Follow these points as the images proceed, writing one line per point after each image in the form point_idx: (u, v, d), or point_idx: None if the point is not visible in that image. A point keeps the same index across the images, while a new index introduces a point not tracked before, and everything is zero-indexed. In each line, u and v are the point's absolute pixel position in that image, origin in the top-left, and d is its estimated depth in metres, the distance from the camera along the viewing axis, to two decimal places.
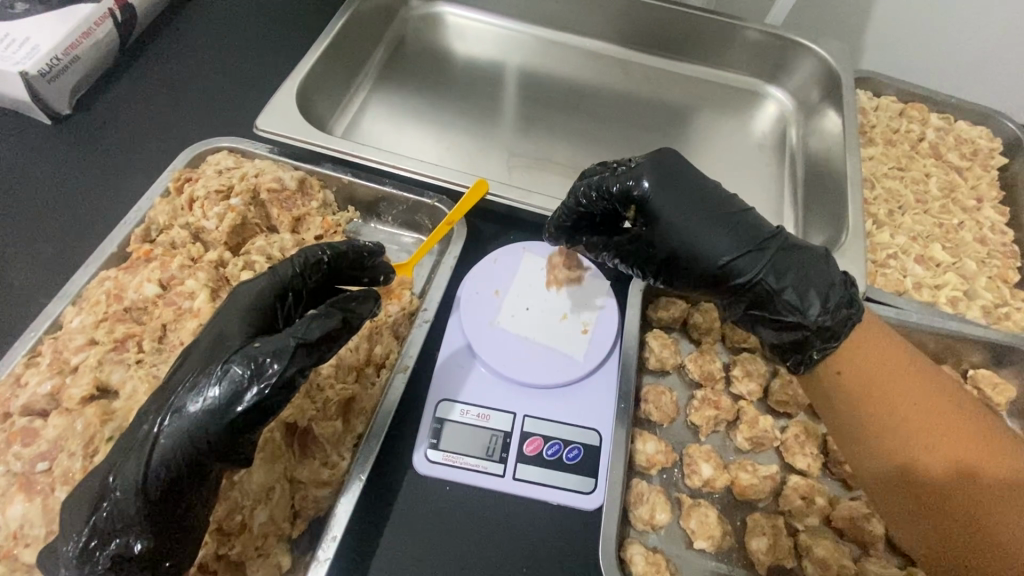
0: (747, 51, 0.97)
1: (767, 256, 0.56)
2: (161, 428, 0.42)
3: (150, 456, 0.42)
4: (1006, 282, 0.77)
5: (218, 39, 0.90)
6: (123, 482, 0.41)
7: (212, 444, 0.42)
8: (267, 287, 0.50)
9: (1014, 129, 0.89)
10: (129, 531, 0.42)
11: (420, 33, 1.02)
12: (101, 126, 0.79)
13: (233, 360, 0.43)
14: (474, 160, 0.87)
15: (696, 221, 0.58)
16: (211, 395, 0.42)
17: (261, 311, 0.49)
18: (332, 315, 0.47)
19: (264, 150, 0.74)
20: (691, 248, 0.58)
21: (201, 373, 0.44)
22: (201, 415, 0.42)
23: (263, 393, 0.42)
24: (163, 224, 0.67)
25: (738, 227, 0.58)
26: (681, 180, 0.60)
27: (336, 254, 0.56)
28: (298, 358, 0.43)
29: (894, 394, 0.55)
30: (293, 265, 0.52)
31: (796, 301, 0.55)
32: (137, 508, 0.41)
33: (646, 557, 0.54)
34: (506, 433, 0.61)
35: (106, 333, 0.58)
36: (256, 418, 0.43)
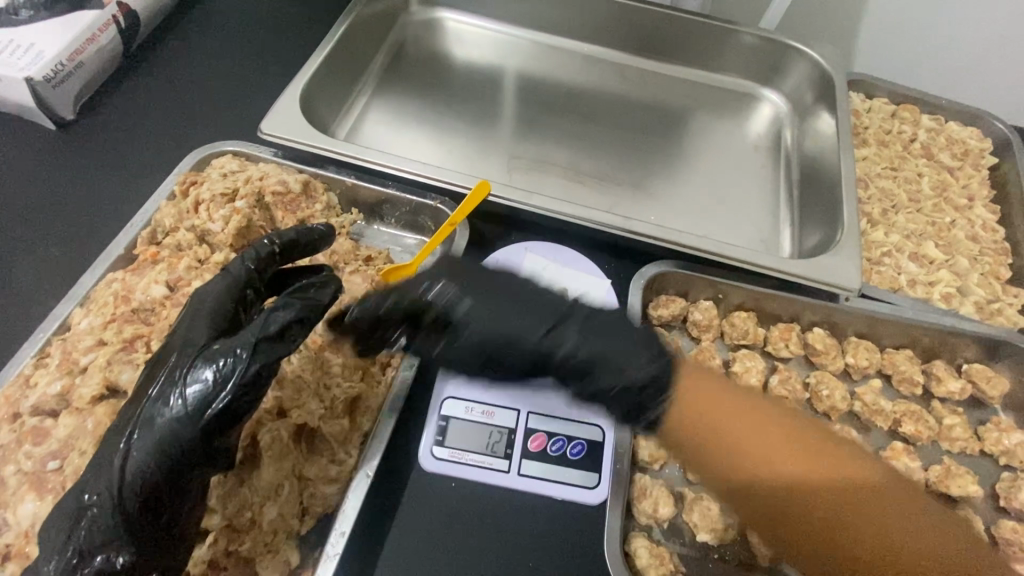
0: (742, 55, 0.99)
1: (575, 324, 0.56)
2: (132, 442, 0.43)
3: (124, 470, 0.43)
4: (998, 278, 0.78)
5: (220, 43, 0.91)
6: (100, 497, 0.42)
7: (185, 450, 0.43)
8: (227, 290, 0.52)
9: (1004, 128, 0.91)
10: (110, 546, 0.43)
11: (419, 38, 1.04)
12: (105, 130, 0.80)
13: (196, 365, 0.45)
14: (475, 163, 0.88)
15: (498, 309, 0.57)
16: (183, 400, 0.43)
17: (223, 314, 0.51)
18: (291, 306, 0.47)
19: (269, 154, 0.75)
20: (503, 337, 0.56)
21: (162, 386, 0.45)
22: (173, 424, 0.43)
23: (231, 395, 0.43)
24: (169, 226, 0.68)
25: (537, 303, 0.58)
26: (483, 276, 0.59)
27: (285, 243, 0.57)
28: (258, 354, 0.44)
29: (764, 446, 0.50)
30: (245, 261, 0.54)
31: (606, 361, 0.55)
32: (116, 522, 0.42)
33: (650, 550, 0.55)
34: (511, 429, 0.61)
35: (114, 334, 0.58)
36: (230, 419, 0.43)
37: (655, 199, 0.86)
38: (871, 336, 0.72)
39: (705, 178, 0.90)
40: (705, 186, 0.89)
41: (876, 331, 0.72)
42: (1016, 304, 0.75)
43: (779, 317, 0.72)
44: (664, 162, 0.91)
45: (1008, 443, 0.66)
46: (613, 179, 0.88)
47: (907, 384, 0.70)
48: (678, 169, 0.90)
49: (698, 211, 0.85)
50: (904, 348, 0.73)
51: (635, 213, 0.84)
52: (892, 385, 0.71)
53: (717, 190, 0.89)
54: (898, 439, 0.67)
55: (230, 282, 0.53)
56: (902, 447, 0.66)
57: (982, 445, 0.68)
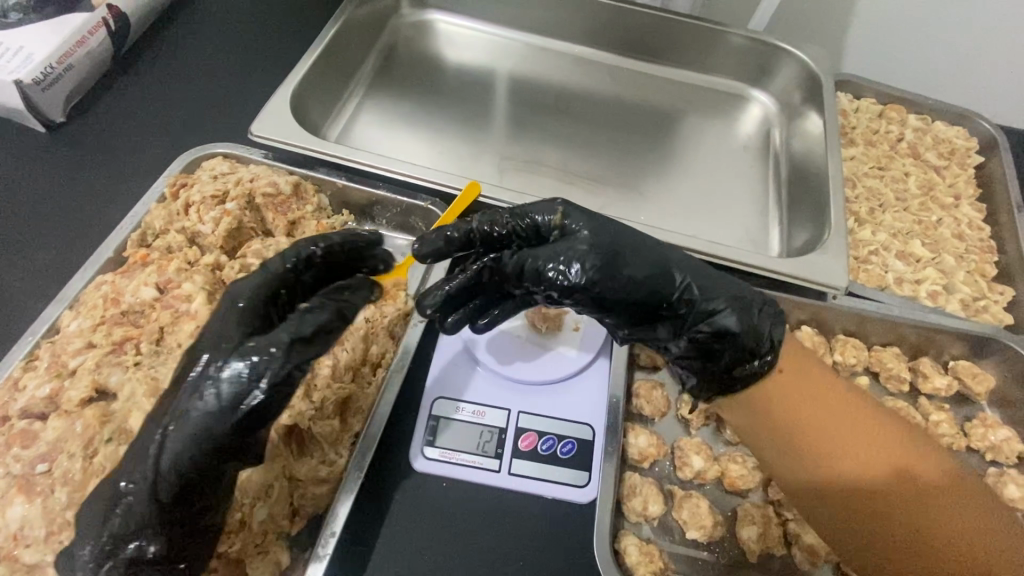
0: (731, 56, 1.00)
1: (692, 268, 0.54)
2: (167, 432, 0.42)
3: (160, 460, 0.42)
4: (984, 276, 0.79)
5: (210, 45, 0.91)
6: (136, 486, 0.42)
7: (215, 445, 0.42)
8: (261, 287, 0.49)
9: (989, 128, 0.92)
10: (144, 534, 0.42)
11: (410, 40, 1.04)
12: (95, 132, 0.80)
13: (228, 360, 0.44)
14: (467, 164, 0.88)
15: (615, 233, 0.54)
16: (216, 395, 0.42)
17: (254, 310, 0.48)
18: (324, 309, 0.49)
19: (260, 156, 0.75)
20: (616, 263, 0.52)
21: (192, 378, 0.44)
22: (205, 417, 0.42)
23: (263, 394, 0.43)
24: (159, 228, 0.68)
25: (653, 242, 0.55)
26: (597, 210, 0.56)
27: (330, 248, 0.55)
28: (297, 353, 0.45)
29: (834, 429, 0.52)
30: (285, 260, 0.52)
31: (722, 310, 0.53)
32: (152, 511, 0.42)
33: (640, 548, 0.56)
34: (501, 429, 0.62)
35: (104, 336, 0.58)
36: (260, 416, 0.44)
37: (646, 199, 0.87)
38: (859, 334, 0.73)
39: (695, 177, 0.91)
40: (696, 185, 0.90)
41: (864, 328, 0.72)
42: (1000, 301, 0.76)
43: None
44: (655, 162, 0.92)
45: (993, 439, 0.67)
46: (604, 180, 0.88)
47: (894, 381, 0.71)
48: (669, 169, 0.91)
49: (689, 212, 0.86)
50: (891, 345, 0.73)
51: (626, 213, 0.84)
52: (880, 382, 0.71)
53: (707, 190, 0.89)
54: None
55: (266, 278, 0.50)
56: None
57: (969, 440, 0.68)
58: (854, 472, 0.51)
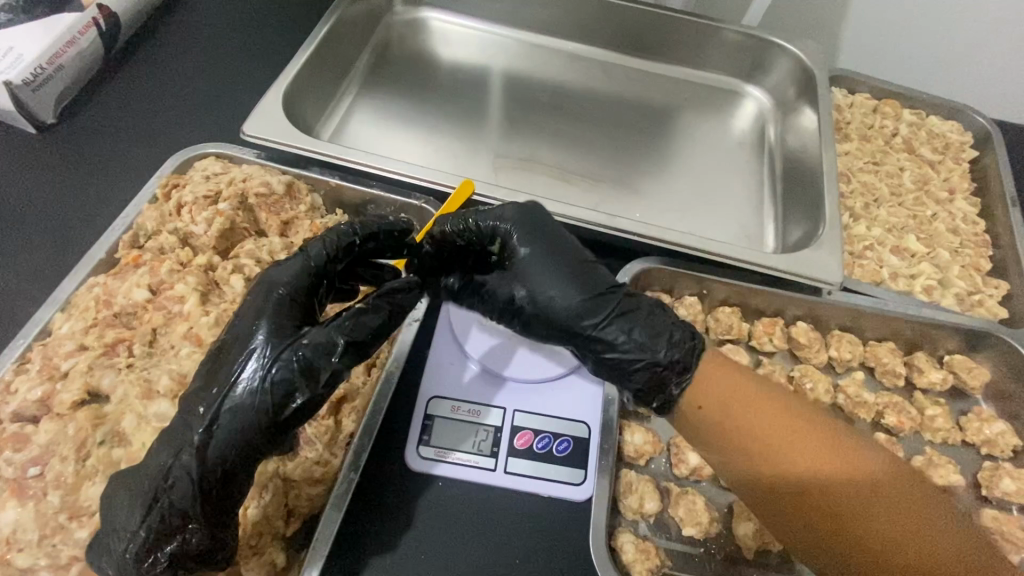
0: (726, 52, 0.99)
1: (604, 305, 0.59)
2: (216, 422, 0.45)
3: (207, 451, 0.45)
4: (979, 270, 0.79)
5: (202, 45, 0.91)
6: (179, 478, 0.44)
7: (257, 437, 0.46)
8: (303, 273, 0.52)
9: (984, 122, 0.92)
10: (186, 528, 0.45)
11: (403, 38, 1.04)
12: (86, 134, 0.80)
13: (283, 354, 0.47)
14: (461, 162, 0.88)
15: (540, 265, 0.61)
16: (264, 388, 0.45)
17: (299, 297, 0.51)
18: (379, 311, 0.52)
19: (252, 156, 0.75)
20: (530, 296, 0.61)
21: (239, 368, 0.46)
22: (253, 411, 0.45)
23: (317, 392, 0.47)
24: (151, 229, 0.67)
25: (579, 276, 0.60)
26: (544, 236, 0.62)
27: (366, 238, 0.58)
28: (347, 356, 0.49)
29: (772, 427, 0.52)
30: (327, 246, 0.55)
31: (621, 347, 0.58)
32: (196, 507, 0.44)
33: (636, 545, 0.55)
34: (497, 428, 0.62)
35: (96, 339, 0.58)
36: (302, 413, 0.47)
37: (640, 196, 0.86)
38: (855, 329, 0.73)
39: (690, 174, 0.90)
40: (690, 182, 0.89)
41: (859, 324, 0.72)
42: (995, 295, 0.76)
43: (763, 311, 0.73)
44: (649, 159, 0.91)
45: (988, 432, 0.67)
46: (598, 177, 0.88)
47: (890, 376, 0.71)
48: (663, 166, 0.91)
49: (683, 208, 0.86)
50: (887, 340, 0.73)
51: (620, 211, 0.84)
52: (875, 377, 0.72)
53: (701, 186, 0.89)
54: (881, 430, 0.68)
55: (307, 263, 0.53)
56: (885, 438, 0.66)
57: (964, 435, 0.68)
58: (797, 469, 0.50)
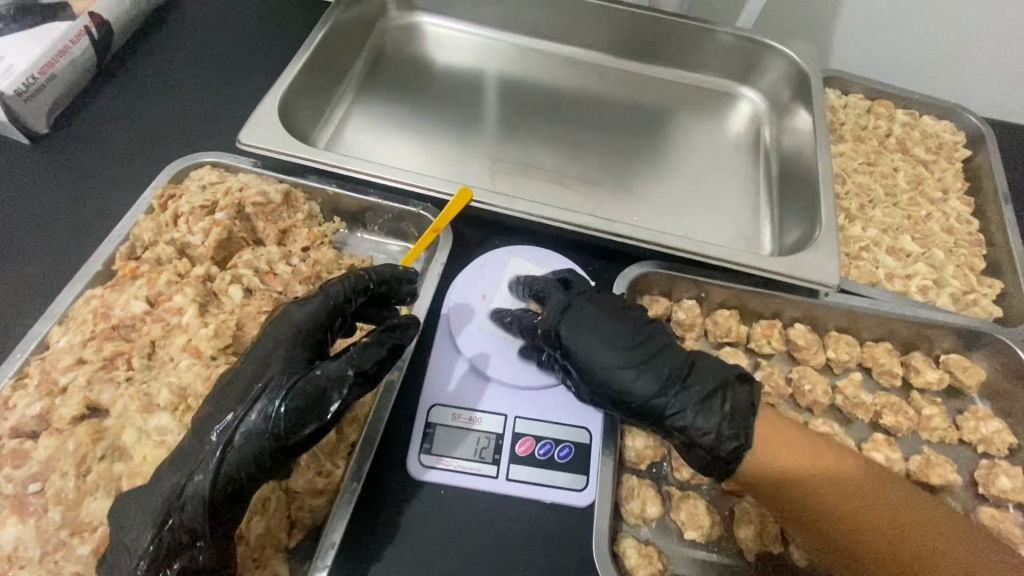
0: (720, 54, 1.00)
1: (674, 383, 0.58)
2: (228, 442, 0.46)
3: (217, 469, 0.46)
4: (973, 269, 0.80)
5: (196, 52, 0.90)
6: (191, 495, 0.45)
7: (267, 460, 0.47)
8: (320, 310, 0.54)
9: (976, 121, 0.92)
10: (195, 545, 0.45)
11: (398, 43, 1.03)
12: (80, 144, 0.79)
13: (297, 383, 0.49)
14: (457, 168, 0.88)
15: (602, 350, 0.59)
16: (278, 414, 0.47)
17: (314, 331, 0.53)
18: (383, 345, 0.53)
19: (248, 164, 0.75)
20: (606, 383, 0.58)
21: (254, 395, 0.48)
22: (263, 435, 0.47)
23: (325, 421, 0.49)
24: (148, 240, 0.67)
25: (644, 355, 0.59)
26: (597, 316, 0.61)
27: (380, 279, 0.60)
28: (356, 386, 0.51)
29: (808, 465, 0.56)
30: (345, 288, 0.57)
31: (701, 426, 0.56)
32: (204, 523, 0.45)
33: (639, 550, 0.56)
34: (498, 435, 0.62)
35: (95, 352, 0.58)
36: (308, 441, 0.49)
37: (637, 200, 0.87)
38: (852, 330, 0.73)
39: (686, 177, 0.91)
40: (687, 185, 0.90)
41: (856, 324, 0.73)
42: (990, 295, 0.77)
43: (761, 314, 0.73)
44: (646, 162, 0.92)
45: (984, 431, 0.68)
46: (595, 181, 0.88)
47: (887, 376, 0.71)
48: (660, 170, 0.91)
49: (680, 211, 0.86)
50: (884, 341, 0.74)
51: (617, 215, 0.84)
52: (873, 377, 0.72)
53: (698, 189, 0.89)
54: (879, 430, 0.69)
55: (327, 301, 0.55)
56: (884, 439, 0.67)
57: (960, 433, 0.69)
58: (836, 502, 0.54)
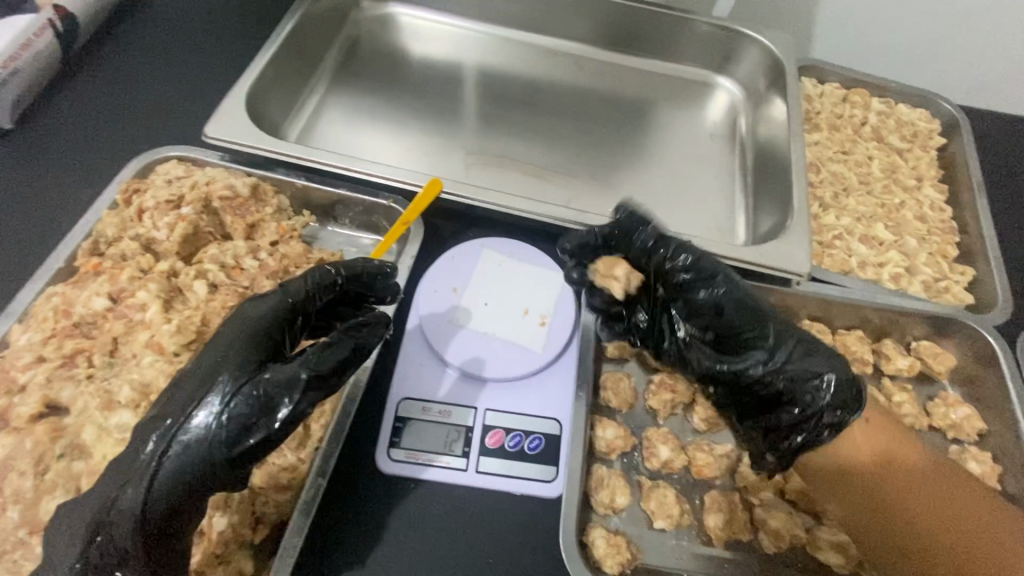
0: (696, 43, 0.99)
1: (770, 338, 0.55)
2: (163, 457, 0.44)
3: (151, 486, 0.43)
4: (945, 257, 0.80)
5: (164, 44, 0.89)
6: (123, 512, 0.43)
7: (209, 472, 0.44)
8: (281, 307, 0.52)
9: (952, 109, 0.92)
10: (126, 564, 0.44)
11: (373, 34, 1.02)
12: (45, 139, 0.78)
13: (243, 389, 0.46)
14: (432, 160, 0.87)
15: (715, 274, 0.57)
16: (220, 422, 0.44)
17: (272, 330, 0.51)
18: (343, 345, 0.51)
19: (216, 158, 0.74)
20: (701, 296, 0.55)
21: (198, 400, 0.46)
22: (203, 447, 0.44)
23: (273, 430, 0.45)
24: (112, 236, 0.66)
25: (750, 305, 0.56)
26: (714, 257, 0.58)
27: (349, 276, 0.58)
28: (309, 393, 0.47)
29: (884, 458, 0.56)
30: (308, 283, 0.55)
31: (791, 375, 0.53)
32: (136, 543, 0.43)
33: (608, 540, 0.56)
34: (469, 428, 0.61)
35: (55, 350, 0.57)
36: (257, 451, 0.45)
37: (613, 191, 0.86)
38: (824, 318, 0.74)
39: (663, 167, 0.90)
40: (663, 175, 0.89)
41: (829, 313, 0.73)
42: (961, 282, 0.77)
43: None
44: (622, 153, 0.91)
45: (953, 417, 0.69)
46: (570, 172, 0.88)
47: (859, 363, 0.71)
48: (636, 160, 0.90)
49: (655, 201, 0.86)
50: (856, 329, 0.74)
51: (593, 206, 0.84)
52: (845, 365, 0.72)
53: (674, 179, 0.89)
54: None
55: (287, 298, 0.53)
56: None
57: (930, 420, 0.70)
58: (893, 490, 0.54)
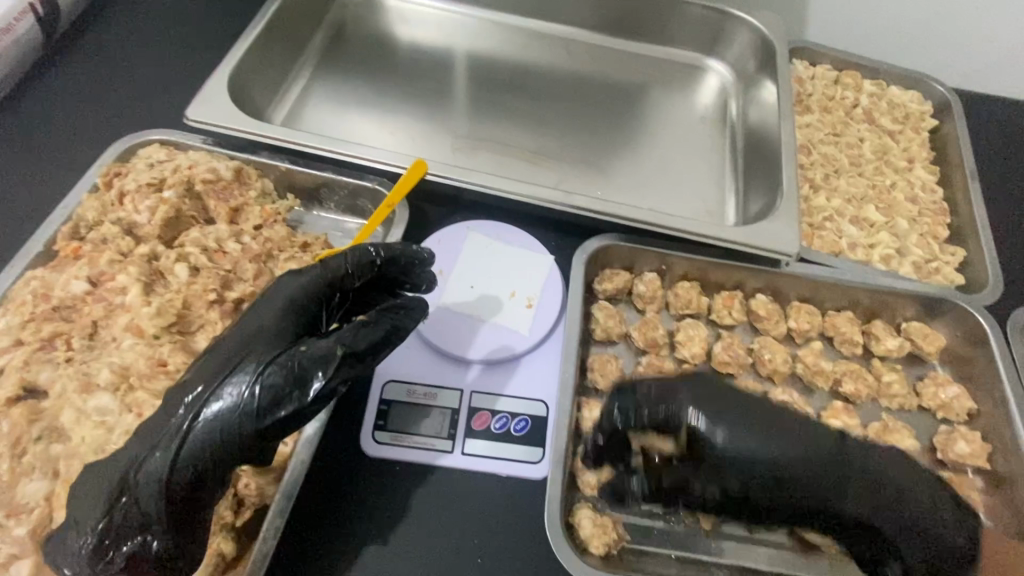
0: (687, 25, 0.98)
1: (849, 475, 0.52)
2: (194, 421, 0.45)
3: (179, 450, 0.44)
4: (936, 238, 0.79)
5: (146, 28, 0.87)
6: (146, 477, 0.44)
7: (239, 440, 0.45)
8: (318, 283, 0.53)
9: (944, 91, 0.91)
10: (149, 529, 0.43)
11: (360, 18, 1.01)
12: (24, 124, 0.77)
13: (279, 360, 0.47)
14: (419, 144, 0.86)
15: (764, 442, 0.51)
16: (255, 391, 0.45)
17: (308, 305, 0.52)
18: (378, 328, 0.51)
19: (199, 142, 0.73)
20: (779, 475, 0.51)
21: (234, 368, 0.47)
22: (234, 415, 0.45)
23: (304, 403, 0.46)
24: (92, 220, 0.65)
25: (809, 448, 0.52)
26: (729, 398, 0.53)
27: (388, 257, 0.57)
28: (343, 367, 0.48)
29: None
30: (346, 262, 0.55)
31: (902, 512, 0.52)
32: (162, 507, 0.43)
33: (594, 520, 0.55)
34: (454, 410, 0.61)
35: (33, 333, 0.56)
36: (286, 424, 0.46)
37: (602, 174, 0.85)
38: (813, 300, 0.73)
39: (652, 150, 0.90)
40: (653, 159, 0.89)
41: (818, 294, 0.73)
42: (952, 263, 0.76)
43: (722, 285, 0.73)
44: (611, 136, 0.91)
45: (942, 397, 0.68)
46: (559, 156, 0.87)
47: (848, 345, 0.71)
48: (626, 144, 0.90)
49: (645, 185, 0.85)
50: (846, 310, 0.74)
51: (582, 189, 0.83)
52: (834, 346, 0.72)
53: (664, 163, 0.88)
54: (839, 399, 0.68)
55: (325, 274, 0.54)
56: (842, 406, 0.66)
57: (920, 400, 0.69)
58: None
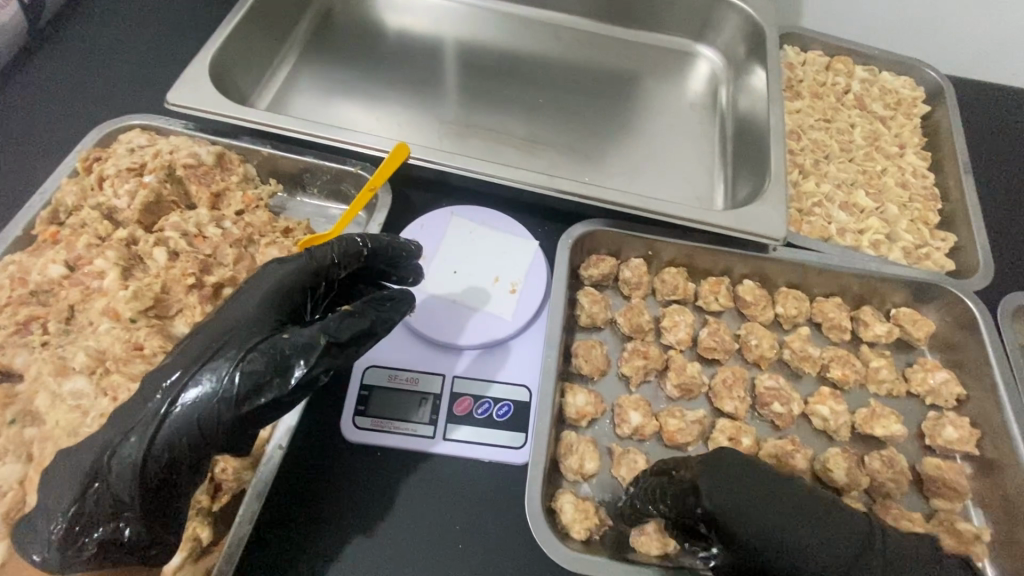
0: (676, 11, 0.97)
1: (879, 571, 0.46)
2: (171, 408, 0.43)
3: (155, 436, 0.42)
4: (926, 224, 0.78)
5: (129, 14, 0.87)
6: (121, 464, 0.42)
7: (217, 427, 0.43)
8: (304, 270, 0.51)
9: (937, 76, 0.90)
10: (121, 517, 0.44)
11: (347, 4, 1.00)
12: (5, 111, 0.76)
13: (260, 347, 0.44)
14: (405, 131, 0.85)
15: (787, 529, 0.46)
16: (233, 377, 0.43)
17: (292, 292, 0.50)
18: (364, 317, 0.49)
19: (179, 127, 0.72)
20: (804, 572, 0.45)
21: (214, 353, 0.44)
22: (211, 402, 0.43)
23: (285, 392, 0.44)
24: (71, 205, 0.64)
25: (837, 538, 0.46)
26: (751, 481, 0.48)
27: (376, 246, 0.56)
28: (325, 357, 0.46)
29: None
30: (334, 251, 0.53)
31: None
32: (134, 495, 0.43)
33: (576, 505, 0.55)
34: (436, 395, 0.60)
35: (9, 317, 0.55)
36: (265, 413, 0.44)
37: (589, 160, 0.85)
38: (802, 286, 0.73)
39: (641, 137, 0.89)
40: (641, 145, 0.88)
41: (805, 280, 0.72)
42: (942, 248, 0.76)
43: (709, 272, 0.72)
44: (600, 123, 0.90)
45: (930, 382, 0.67)
46: (546, 142, 0.86)
47: (836, 330, 0.70)
48: (614, 130, 0.89)
49: (633, 171, 0.84)
50: (834, 296, 0.73)
51: (568, 175, 0.82)
52: (822, 332, 0.71)
53: (653, 149, 0.87)
54: (826, 384, 0.68)
55: (311, 261, 0.52)
56: (830, 392, 0.66)
57: (908, 385, 0.69)
58: None
